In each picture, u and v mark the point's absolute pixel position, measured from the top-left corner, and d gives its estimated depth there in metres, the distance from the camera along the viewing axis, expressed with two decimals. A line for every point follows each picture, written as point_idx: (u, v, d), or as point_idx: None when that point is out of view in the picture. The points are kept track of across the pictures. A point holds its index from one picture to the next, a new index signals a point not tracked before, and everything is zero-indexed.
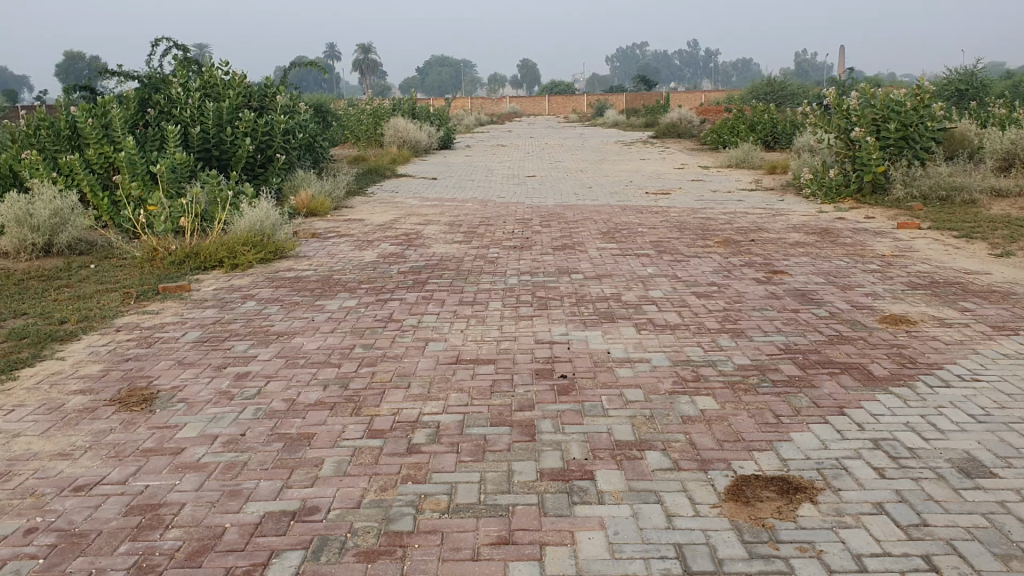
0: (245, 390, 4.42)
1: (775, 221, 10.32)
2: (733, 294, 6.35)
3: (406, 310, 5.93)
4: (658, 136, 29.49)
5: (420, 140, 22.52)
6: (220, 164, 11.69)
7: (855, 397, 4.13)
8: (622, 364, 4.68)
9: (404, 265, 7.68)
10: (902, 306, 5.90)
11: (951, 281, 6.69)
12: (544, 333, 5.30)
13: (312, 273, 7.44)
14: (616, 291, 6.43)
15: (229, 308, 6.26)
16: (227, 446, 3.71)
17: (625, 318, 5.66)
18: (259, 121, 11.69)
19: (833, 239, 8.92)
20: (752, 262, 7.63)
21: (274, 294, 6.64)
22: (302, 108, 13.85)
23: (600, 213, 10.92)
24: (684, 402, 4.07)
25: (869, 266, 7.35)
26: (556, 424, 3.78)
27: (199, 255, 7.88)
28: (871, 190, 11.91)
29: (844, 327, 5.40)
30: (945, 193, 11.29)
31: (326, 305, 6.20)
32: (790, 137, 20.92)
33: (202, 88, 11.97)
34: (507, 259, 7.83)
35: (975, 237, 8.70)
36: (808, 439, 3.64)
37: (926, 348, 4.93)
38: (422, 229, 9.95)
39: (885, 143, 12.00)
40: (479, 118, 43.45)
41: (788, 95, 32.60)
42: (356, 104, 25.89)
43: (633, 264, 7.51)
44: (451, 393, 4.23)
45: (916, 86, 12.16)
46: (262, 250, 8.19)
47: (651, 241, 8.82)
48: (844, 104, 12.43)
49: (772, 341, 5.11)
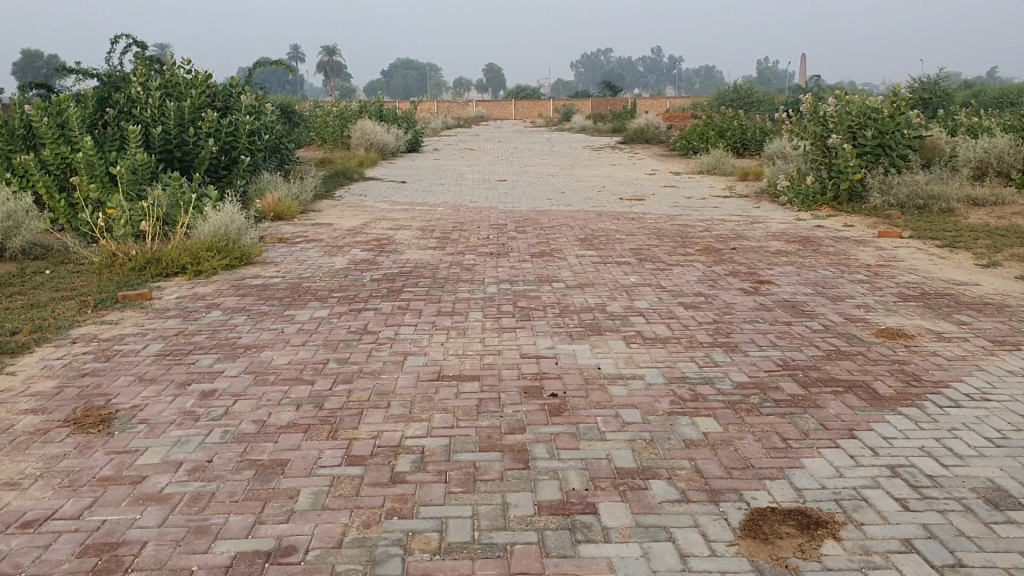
0: (211, 410, 4.10)
1: (753, 228, 10.17)
2: (721, 305, 6.12)
3: (381, 321, 5.63)
4: (626, 142, 29.45)
5: (387, 142, 22.22)
6: (183, 165, 11.30)
7: (863, 418, 3.90)
8: (615, 381, 4.42)
9: (377, 272, 7.38)
10: (897, 320, 5.69)
11: (941, 292, 6.52)
12: (529, 347, 5.03)
13: (281, 281, 7.12)
14: (600, 302, 6.18)
15: (193, 318, 5.92)
16: (193, 474, 3.39)
17: (613, 330, 5.41)
18: (223, 122, 11.34)
19: (815, 247, 8.75)
20: (736, 271, 7.42)
21: (240, 303, 6.31)
22: (268, 109, 13.50)
23: (576, 218, 10.68)
24: (684, 424, 3.82)
25: (856, 276, 7.16)
26: (551, 449, 3.52)
27: (161, 261, 7.49)
28: (847, 198, 11.83)
29: (840, 341, 5.18)
30: (923, 202, 11.19)
31: (296, 315, 5.88)
32: (760, 144, 20.88)
33: (164, 88, 11.59)
34: (485, 267, 7.55)
35: (958, 246, 8.57)
36: (820, 466, 3.40)
37: (929, 364, 4.71)
38: (393, 234, 9.64)
39: (862, 151, 11.92)
40: (445, 121, 43.36)
41: (754, 103, 32.63)
42: (323, 105, 25.49)
43: (615, 272, 7.27)
44: (435, 414, 3.95)
45: (893, 93, 12.11)
46: (227, 256, 7.82)
47: (631, 248, 8.59)
48: (820, 110, 12.37)
49: (769, 356, 4.88)
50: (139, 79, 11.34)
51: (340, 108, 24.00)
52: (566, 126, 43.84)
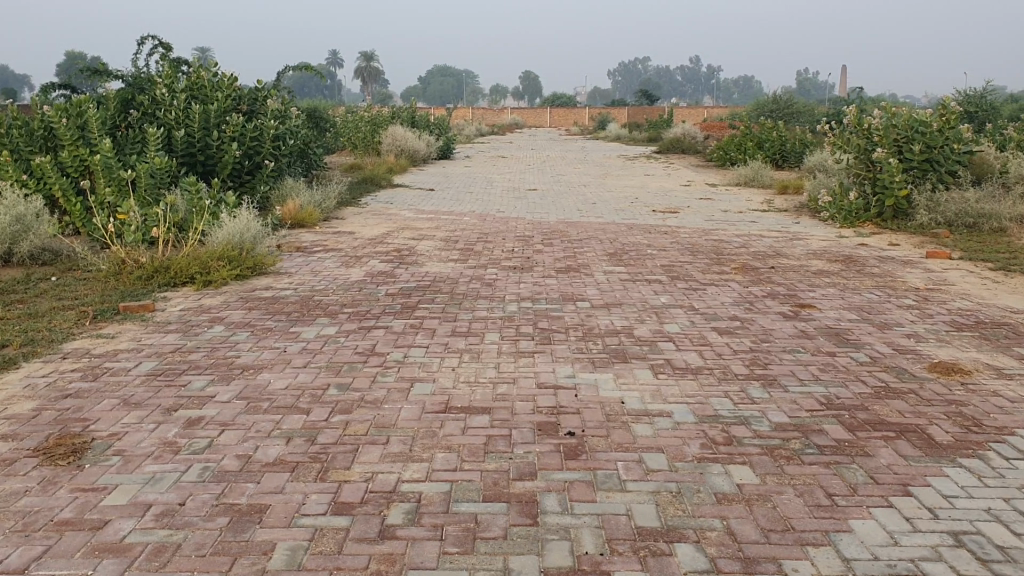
0: (194, 441, 3.74)
1: (792, 245, 9.71)
2: (758, 331, 5.68)
3: (391, 342, 5.26)
4: (661, 152, 29.00)
5: (419, 148, 21.94)
6: (205, 170, 11.04)
7: (919, 471, 3.45)
8: (639, 419, 4.00)
9: (393, 286, 7.02)
10: (950, 352, 5.22)
11: (998, 322, 6.03)
12: (547, 375, 4.63)
13: (292, 293, 6.78)
14: (627, 324, 5.76)
15: (193, 333, 5.57)
16: (160, 520, 3.03)
17: (639, 358, 4.98)
18: (248, 126, 11.08)
19: (859, 267, 8.26)
20: (774, 292, 6.96)
21: (246, 317, 5.97)
22: (295, 113, 13.23)
23: (606, 232, 10.26)
24: (716, 473, 3.39)
25: (903, 301, 6.68)
26: (563, 502, 3.12)
27: (170, 270, 7.18)
28: (892, 215, 11.35)
29: (888, 376, 4.72)
30: (973, 221, 10.65)
31: (302, 332, 5.52)
32: (800, 156, 20.34)
33: (189, 90, 11.34)
34: (507, 282, 7.17)
35: (1013, 269, 8.06)
36: (872, 530, 2.96)
37: (989, 407, 4.24)
38: (415, 244, 9.29)
39: (908, 166, 11.39)
40: (480, 129, 43.14)
41: (793, 113, 31.97)
42: (354, 110, 25.24)
43: (645, 292, 6.84)
44: (437, 453, 3.56)
45: (942, 105, 11.57)
46: (239, 265, 7.49)
47: (662, 265, 8.17)
48: (864, 122, 11.86)
49: (811, 392, 4.44)
50: (164, 81, 11.09)
51: (372, 113, 23.76)
52: (600, 135, 43.36)
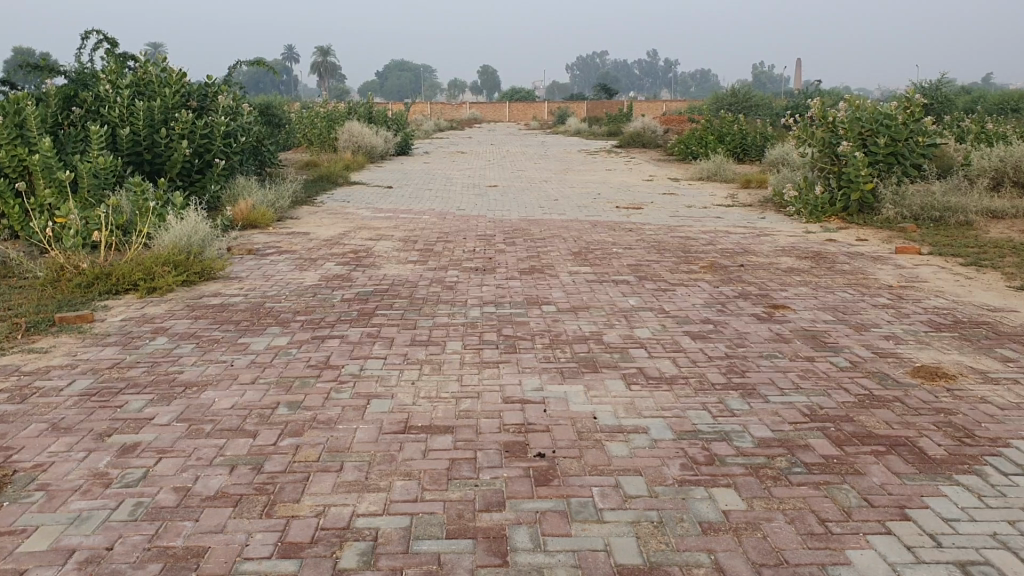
0: (128, 472, 3.40)
1: (759, 241, 9.52)
2: (732, 335, 5.44)
3: (347, 353, 4.93)
4: (622, 147, 28.83)
5: (376, 145, 21.54)
6: (153, 169, 10.62)
7: (915, 491, 3.21)
8: (614, 437, 3.72)
9: (349, 291, 6.69)
10: (931, 355, 5.01)
11: (976, 321, 5.84)
12: (514, 388, 4.34)
13: (242, 300, 6.42)
14: (596, 330, 5.48)
15: (133, 346, 5.20)
16: (83, 568, 2.69)
17: (610, 368, 4.71)
18: (197, 123, 10.67)
19: (829, 264, 8.06)
20: (746, 292, 6.73)
21: (192, 328, 5.61)
22: (247, 110, 12.79)
23: (570, 229, 9.99)
24: (699, 499, 3.13)
25: (877, 300, 6.48)
26: (535, 536, 2.84)
27: (111, 277, 6.75)
28: (857, 209, 11.22)
29: (871, 383, 4.49)
30: (939, 215, 10.53)
31: (251, 344, 5.18)
32: (761, 149, 20.25)
33: (135, 87, 10.90)
34: (469, 285, 6.87)
35: (984, 264, 7.92)
36: (872, 562, 2.72)
37: (979, 416, 4.03)
38: (373, 245, 8.95)
39: (873, 159, 11.26)
40: (439, 124, 42.74)
41: (752, 106, 31.96)
42: (311, 105, 24.75)
43: (612, 294, 6.58)
44: (396, 482, 3.25)
45: (906, 97, 11.46)
46: (186, 271, 7.08)
47: (629, 264, 7.92)
48: (829, 115, 11.71)
49: (792, 402, 4.19)
50: (109, 78, 10.63)
51: (328, 109, 23.29)
52: (560, 129, 43.17)
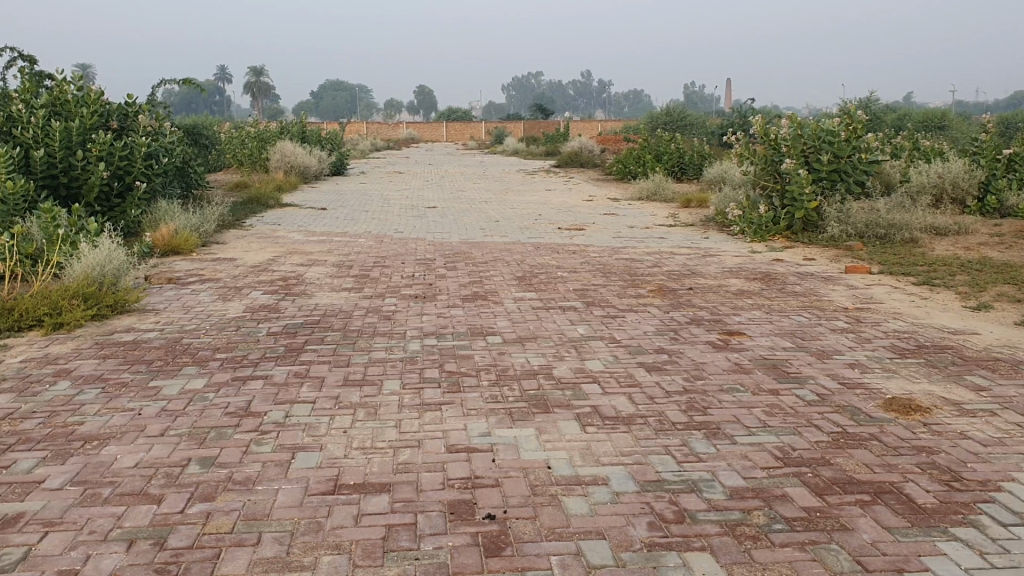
0: (5, 553, 2.88)
1: (706, 262, 9.27)
2: (689, 366, 5.08)
3: (271, 397, 4.45)
4: (560, 165, 28.62)
5: (309, 165, 20.96)
6: (69, 194, 9.96)
7: (912, 549, 2.87)
8: (571, 490, 3.32)
9: (276, 324, 6.18)
10: (900, 385, 4.71)
11: (940, 345, 5.59)
12: (457, 434, 3.91)
13: (158, 335, 5.88)
14: (545, 363, 5.08)
15: (30, 392, 4.64)
16: None
17: (562, 407, 4.30)
18: (117, 144, 10.06)
19: (780, 286, 7.80)
20: (699, 318, 6.40)
21: (99, 369, 5.06)
22: (171, 130, 12.17)
23: (512, 252, 9.62)
24: (673, 567, 2.74)
25: (835, 324, 6.20)
26: None
27: (13, 311, 6.11)
28: (801, 227, 11.05)
29: (843, 419, 4.16)
30: (885, 232, 10.41)
31: (164, 388, 4.66)
32: (699, 167, 20.20)
33: (50, 106, 10.24)
34: (407, 314, 6.42)
35: (936, 284, 7.74)
36: None
37: (963, 455, 3.72)
38: (304, 272, 8.46)
39: (817, 176, 11.12)
40: (374, 145, 42.21)
41: (687, 125, 32.09)
42: (240, 124, 24.00)
43: (559, 321, 6.20)
44: (324, 558, 2.80)
45: (847, 114, 11.37)
46: (97, 304, 6.47)
47: (575, 288, 7.57)
48: (771, 132, 11.56)
49: (762, 443, 3.83)
50: (22, 97, 9.98)
51: (259, 129, 22.63)
52: (497, 149, 42.95)
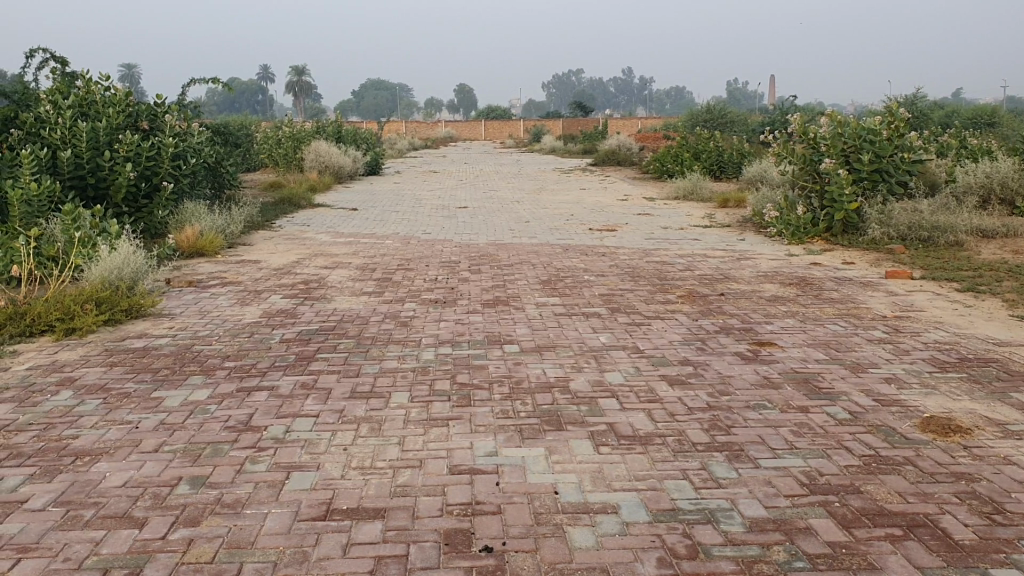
0: None
1: (740, 266, 8.98)
2: (714, 380, 4.82)
3: (274, 410, 4.28)
4: (596, 164, 28.31)
5: (344, 165, 20.85)
6: (97, 195, 9.91)
7: None
8: (578, 519, 3.10)
9: (290, 330, 6.02)
10: (940, 403, 4.42)
11: (983, 358, 5.27)
12: (463, 454, 3.70)
13: (169, 342, 5.75)
14: (562, 375, 4.86)
15: (30, 402, 4.51)
16: None
17: (576, 424, 4.07)
18: (144, 144, 10.00)
19: (815, 292, 7.49)
20: (728, 327, 6.13)
21: (104, 378, 4.92)
22: (200, 130, 12.10)
23: (539, 255, 9.41)
24: None
25: (873, 334, 5.90)
26: None
27: (26, 317, 6.02)
28: (841, 228, 10.69)
29: (876, 441, 3.88)
30: (928, 234, 10.01)
31: (167, 399, 4.51)
32: (737, 166, 19.79)
33: (78, 106, 10.21)
34: (425, 321, 6.23)
35: (981, 290, 7.38)
36: None
37: (1006, 482, 3.43)
38: (326, 275, 8.31)
39: (857, 176, 10.75)
40: (411, 144, 42.15)
41: (728, 122, 31.59)
42: (276, 124, 23.98)
43: (582, 329, 5.97)
44: None
45: (889, 111, 10.98)
46: (111, 309, 6.35)
47: (601, 293, 7.33)
48: (810, 130, 11.21)
49: (788, 468, 3.57)
50: (50, 97, 9.95)
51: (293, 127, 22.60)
52: (534, 148, 42.67)
